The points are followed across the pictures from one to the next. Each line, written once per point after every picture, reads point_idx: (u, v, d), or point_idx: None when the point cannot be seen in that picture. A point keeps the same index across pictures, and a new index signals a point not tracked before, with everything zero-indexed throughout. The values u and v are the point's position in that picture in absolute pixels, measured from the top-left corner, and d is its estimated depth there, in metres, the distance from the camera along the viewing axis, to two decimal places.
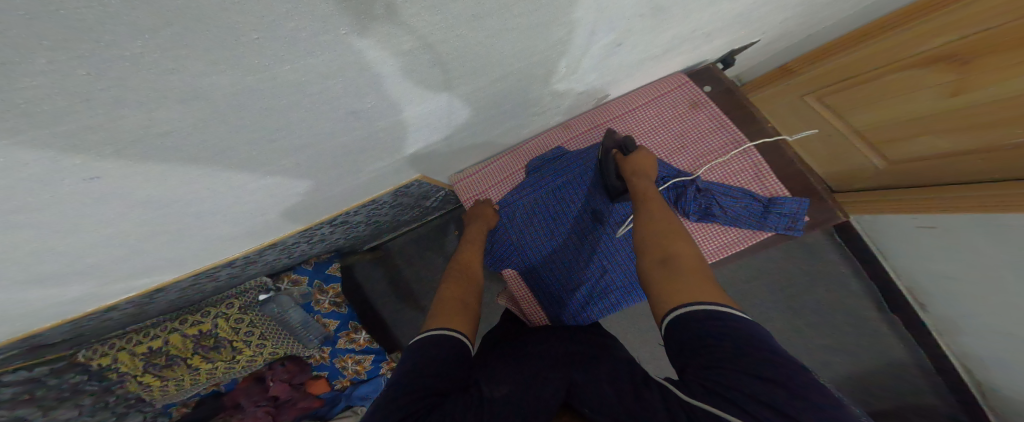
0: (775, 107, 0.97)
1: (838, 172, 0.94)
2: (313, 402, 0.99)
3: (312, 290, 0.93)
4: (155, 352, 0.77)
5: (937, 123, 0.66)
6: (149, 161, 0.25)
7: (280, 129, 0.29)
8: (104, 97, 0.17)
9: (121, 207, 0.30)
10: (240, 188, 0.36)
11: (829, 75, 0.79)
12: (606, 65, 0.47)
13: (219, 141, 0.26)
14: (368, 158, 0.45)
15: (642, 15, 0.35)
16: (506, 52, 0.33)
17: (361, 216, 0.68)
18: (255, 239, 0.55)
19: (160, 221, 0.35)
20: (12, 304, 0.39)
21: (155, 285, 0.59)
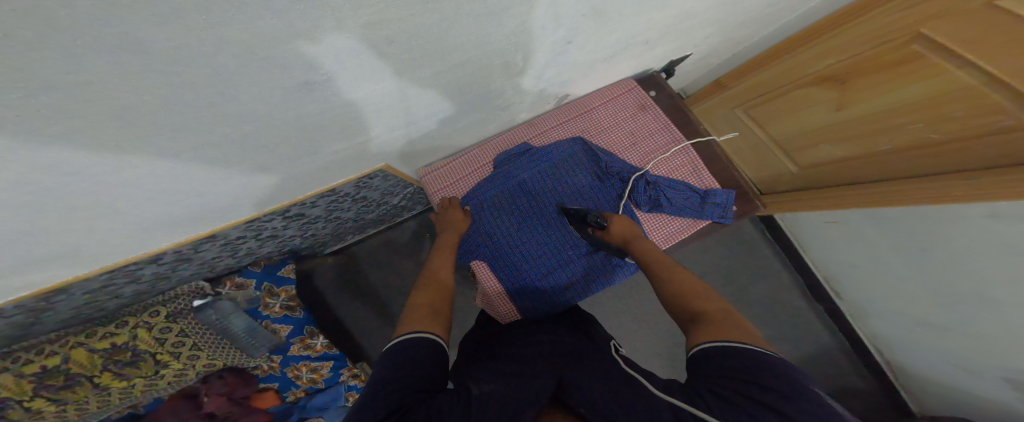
0: (713, 119, 1.10)
1: (761, 177, 1.07)
2: (259, 418, 0.87)
3: (261, 294, 0.86)
4: (51, 372, 0.61)
5: (833, 132, 0.78)
6: (65, 124, 0.23)
7: (224, 97, 0.28)
8: (22, 44, 0.16)
9: (21, 181, 0.26)
10: (173, 162, 0.33)
11: (752, 89, 0.91)
12: (560, 62, 0.51)
13: (154, 103, 0.24)
14: (323, 140, 0.44)
15: (584, 14, 0.39)
16: (461, 38, 0.35)
17: (320, 207, 0.65)
18: (190, 227, 0.50)
19: (68, 200, 0.31)
20: None
21: (60, 283, 0.51)
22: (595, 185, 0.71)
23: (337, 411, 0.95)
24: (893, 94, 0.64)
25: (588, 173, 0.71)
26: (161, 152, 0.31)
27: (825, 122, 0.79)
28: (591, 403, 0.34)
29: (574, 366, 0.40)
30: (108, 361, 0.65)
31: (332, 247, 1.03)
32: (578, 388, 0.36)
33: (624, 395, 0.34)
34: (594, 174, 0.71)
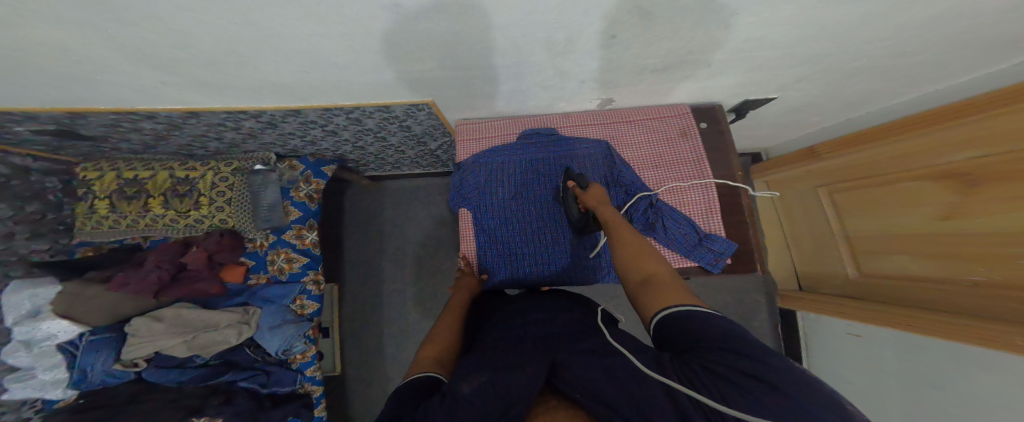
0: (791, 192, 1.12)
1: (819, 274, 1.05)
2: (213, 287, 1.00)
3: (299, 178, 1.04)
4: (136, 180, 1.00)
5: (924, 243, 0.74)
6: (274, 5, 0.43)
7: (348, 10, 0.45)
8: None
9: (242, 27, 0.48)
10: (311, 44, 0.54)
11: (856, 168, 0.89)
12: (603, 56, 0.60)
13: (318, 6, 0.44)
14: (402, 56, 0.59)
15: (630, 11, 0.49)
16: (516, 4, 0.46)
17: (375, 118, 0.82)
18: (294, 96, 0.71)
19: (249, 45, 0.53)
20: (132, 68, 0.58)
21: (197, 109, 0.76)
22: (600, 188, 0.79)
23: (278, 307, 1.03)
24: (1008, 216, 0.58)
25: (598, 175, 0.79)
26: (301, 35, 0.51)
27: (907, 228, 0.77)
28: (584, 390, 0.41)
29: (568, 356, 0.48)
30: (173, 190, 0.99)
31: (373, 171, 1.25)
32: (567, 374, 0.44)
33: (614, 389, 0.39)
34: (604, 178, 0.78)
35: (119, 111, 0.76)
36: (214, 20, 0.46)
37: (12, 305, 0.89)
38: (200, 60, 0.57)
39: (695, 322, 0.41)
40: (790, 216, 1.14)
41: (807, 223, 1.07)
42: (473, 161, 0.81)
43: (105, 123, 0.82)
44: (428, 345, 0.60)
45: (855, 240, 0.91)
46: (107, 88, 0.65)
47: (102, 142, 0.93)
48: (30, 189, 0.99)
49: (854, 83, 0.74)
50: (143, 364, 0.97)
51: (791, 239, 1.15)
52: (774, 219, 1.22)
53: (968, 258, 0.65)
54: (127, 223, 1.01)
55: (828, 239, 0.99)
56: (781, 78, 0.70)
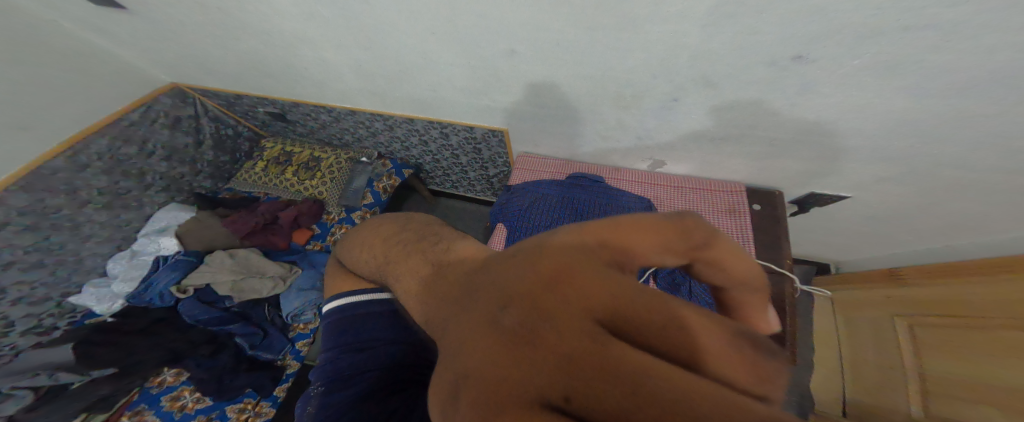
0: (865, 316, 0.92)
1: (863, 410, 0.78)
2: (280, 243, 1.19)
3: (384, 173, 1.28)
4: (289, 154, 1.39)
5: (997, 398, 0.51)
6: (445, 48, 0.73)
7: (481, 54, 0.72)
8: (457, 16, 0.64)
9: (423, 59, 0.79)
10: (444, 75, 0.83)
11: (954, 303, 0.68)
12: (663, 116, 0.73)
13: (463, 49, 0.72)
14: (504, 90, 0.82)
15: (693, 80, 0.62)
16: (596, 59, 0.65)
17: (460, 137, 1.07)
18: (421, 111, 1.01)
19: (414, 70, 0.84)
20: (344, 77, 0.96)
21: (357, 108, 1.11)
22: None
23: (315, 273, 1.15)
24: None
25: None
26: (449, 63, 0.78)
27: (997, 375, 0.53)
28: None
29: None
30: (305, 164, 1.32)
31: (439, 189, 1.49)
32: None
33: None
34: None
35: (318, 104, 1.16)
36: (409, 48, 0.77)
37: (160, 218, 1.22)
38: (382, 77, 0.91)
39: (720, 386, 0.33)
40: (856, 342, 0.92)
41: (880, 356, 0.81)
42: (523, 186, 0.91)
43: (304, 112, 1.23)
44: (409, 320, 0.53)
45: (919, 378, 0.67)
46: (323, 88, 1.05)
47: (287, 125, 1.37)
48: (233, 148, 1.45)
49: (955, 197, 0.69)
50: (190, 292, 1.05)
51: (845, 367, 0.92)
52: (832, 338, 1.02)
53: None
54: (269, 182, 1.35)
55: (894, 373, 0.74)
56: (837, 166, 0.72)
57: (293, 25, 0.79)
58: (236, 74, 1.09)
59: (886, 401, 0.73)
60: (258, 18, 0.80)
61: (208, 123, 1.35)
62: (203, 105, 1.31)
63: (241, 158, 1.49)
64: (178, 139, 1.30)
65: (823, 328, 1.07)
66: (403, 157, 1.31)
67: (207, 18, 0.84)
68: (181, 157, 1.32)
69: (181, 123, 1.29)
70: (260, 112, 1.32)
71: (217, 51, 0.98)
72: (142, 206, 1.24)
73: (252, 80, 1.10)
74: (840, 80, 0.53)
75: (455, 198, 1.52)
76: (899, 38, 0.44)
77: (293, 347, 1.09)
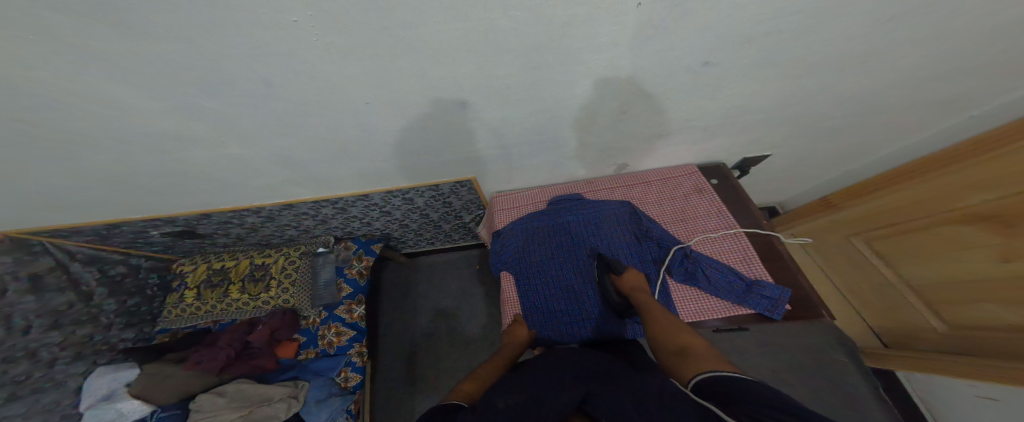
0: (826, 243, 1.11)
1: (898, 329, 0.96)
2: (268, 363, 1.01)
3: (352, 257, 1.17)
4: (220, 270, 1.19)
5: (1001, 288, 0.68)
6: (387, 117, 0.65)
7: (422, 112, 0.65)
8: (394, 84, 0.56)
9: (361, 131, 0.69)
10: (387, 142, 0.74)
11: (875, 216, 0.91)
12: (619, 127, 0.74)
13: (404, 113, 0.65)
14: (458, 142, 0.76)
15: (638, 93, 0.63)
16: (543, 94, 0.62)
17: (425, 197, 1.00)
18: (369, 183, 0.91)
19: (347, 143, 0.73)
20: (265, 172, 0.82)
21: (292, 201, 0.97)
22: (631, 245, 0.82)
23: (325, 380, 1.00)
24: None
25: (627, 233, 0.83)
26: (389, 129, 0.69)
27: (970, 270, 0.74)
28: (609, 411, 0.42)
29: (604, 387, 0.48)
30: (251, 275, 1.15)
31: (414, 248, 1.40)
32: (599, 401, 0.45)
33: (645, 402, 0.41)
34: (634, 235, 0.82)
35: (236, 208, 0.98)
36: (341, 123, 0.66)
37: (95, 388, 0.99)
38: (312, 159, 0.78)
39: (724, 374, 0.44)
40: (835, 264, 1.12)
41: (863, 274, 1.02)
42: (510, 228, 0.88)
43: (217, 221, 1.05)
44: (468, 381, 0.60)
45: (921, 285, 0.86)
46: (246, 189, 0.89)
47: (208, 238, 1.16)
48: (138, 284, 1.19)
49: (857, 128, 0.82)
50: None
51: (847, 293, 1.10)
52: (815, 269, 1.20)
53: None
54: (211, 308, 1.15)
55: (891, 287, 0.94)
56: (771, 131, 0.81)
57: (176, 129, 0.63)
58: (112, 202, 0.86)
59: (910, 317, 0.91)
60: (129, 129, 0.62)
61: (83, 267, 1.07)
62: (62, 249, 1.01)
63: (156, 293, 1.24)
64: (56, 300, 1.02)
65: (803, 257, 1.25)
66: (366, 232, 1.21)
67: (46, 148, 0.64)
68: (73, 318, 1.05)
69: (44, 280, 1.00)
70: (159, 236, 1.10)
71: (80, 182, 0.76)
72: (63, 381, 0.99)
73: (146, 202, 0.90)
74: (766, 66, 0.58)
75: (434, 251, 1.44)
76: (806, 22, 0.49)
77: None
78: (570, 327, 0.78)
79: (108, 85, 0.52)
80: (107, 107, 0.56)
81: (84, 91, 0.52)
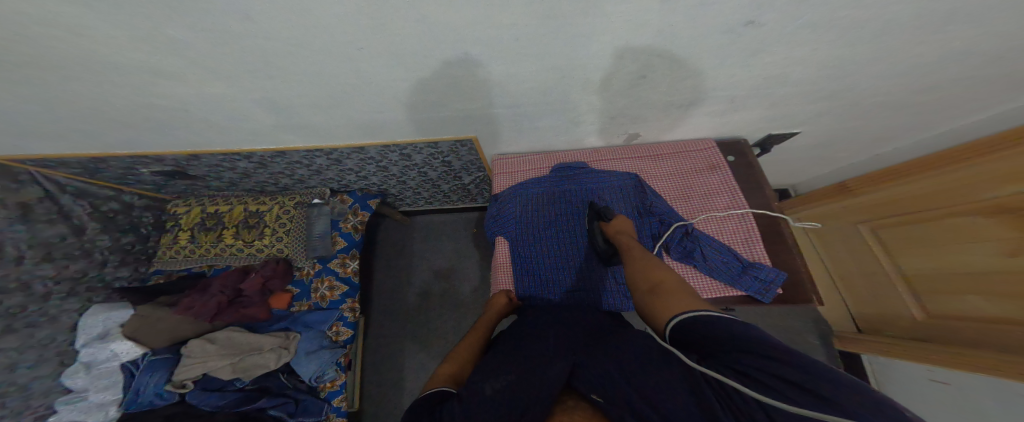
0: (831, 230, 1.09)
1: (887, 318, 0.97)
2: (259, 313, 1.02)
3: (348, 211, 1.15)
4: (214, 215, 1.17)
5: (1000, 282, 0.67)
6: (388, 66, 0.62)
7: (426, 62, 0.61)
8: (401, 29, 0.53)
9: (361, 80, 0.66)
10: (388, 91, 0.70)
11: (883, 204, 0.88)
12: (633, 93, 0.71)
13: (410, 63, 0.61)
14: (462, 97, 0.73)
15: (657, 56, 0.60)
16: (556, 48, 0.58)
17: (424, 155, 0.98)
18: (369, 134, 0.88)
19: (344, 93, 0.70)
20: (258, 115, 0.78)
21: (287, 148, 0.95)
22: (633, 217, 0.81)
23: (316, 332, 1.00)
24: None
25: (630, 205, 0.82)
26: (394, 78, 0.66)
27: (974, 264, 0.71)
28: (599, 386, 0.45)
29: (591, 355, 0.50)
30: (245, 222, 1.13)
31: (411, 208, 1.39)
32: (588, 376, 0.47)
33: (627, 373, 0.43)
34: (636, 208, 0.81)
35: (226, 151, 0.95)
36: (338, 69, 0.62)
37: (89, 325, 1.00)
38: (309, 105, 0.75)
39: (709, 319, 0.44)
40: (835, 251, 1.11)
41: (865, 262, 1.00)
42: (509, 192, 0.87)
43: (209, 163, 1.02)
44: (449, 360, 0.61)
45: (917, 275, 0.85)
46: (241, 133, 0.85)
47: (200, 180, 1.13)
48: (131, 222, 1.18)
49: (880, 111, 0.80)
50: (191, 385, 0.90)
51: (841, 282, 1.11)
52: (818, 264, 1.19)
53: None
54: (204, 251, 1.14)
55: (886, 276, 0.94)
56: (788, 109, 0.78)
57: (161, 64, 0.59)
58: (97, 134, 0.83)
59: (899, 307, 0.92)
60: (110, 57, 0.57)
61: (73, 200, 1.04)
62: (49, 179, 0.99)
63: (150, 233, 1.24)
64: (48, 231, 1.01)
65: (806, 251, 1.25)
66: (362, 187, 1.19)
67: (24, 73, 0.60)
68: (65, 251, 1.03)
69: (35, 209, 0.98)
70: (150, 174, 1.07)
71: (69, 112, 0.73)
72: (58, 316, 0.99)
73: (137, 138, 0.86)
74: (796, 37, 0.55)
75: (431, 213, 1.43)
76: None
77: (333, 405, 0.98)
78: (566, 291, 0.78)
79: (74, 6, 0.46)
80: (77, 32, 0.51)
81: (55, 12, 0.47)
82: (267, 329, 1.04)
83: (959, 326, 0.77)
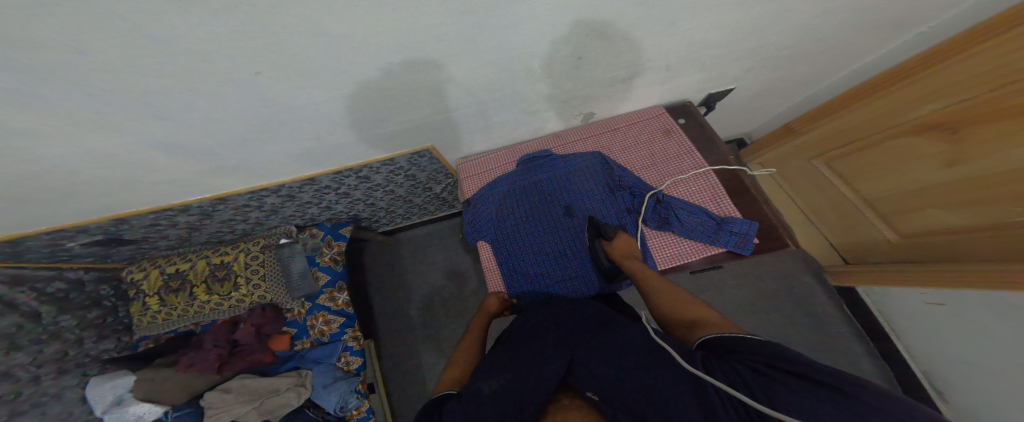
0: (788, 169, 1.19)
1: (855, 244, 1.06)
2: (264, 357, 1.02)
3: (321, 244, 1.08)
4: (176, 275, 1.07)
5: (948, 194, 0.76)
6: (296, 79, 0.51)
7: (342, 70, 0.51)
8: (298, 32, 0.42)
9: (268, 100, 0.54)
10: (310, 109, 0.60)
11: (837, 138, 0.96)
12: (579, 76, 0.65)
13: (323, 71, 0.50)
14: (396, 110, 0.65)
15: (592, 34, 0.54)
16: (485, 44, 0.50)
17: (381, 174, 0.91)
18: (309, 164, 0.79)
19: (258, 121, 0.60)
20: (166, 164, 0.67)
21: (224, 194, 0.84)
22: (607, 197, 0.79)
23: (326, 367, 1.02)
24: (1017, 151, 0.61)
25: (601, 184, 0.79)
26: (308, 99, 0.56)
27: (919, 180, 0.81)
28: (594, 385, 0.45)
29: (584, 349, 0.51)
30: (214, 276, 1.05)
31: (389, 226, 1.33)
32: (584, 375, 0.47)
33: (622, 373, 0.44)
34: (607, 185, 0.79)
35: (155, 208, 0.83)
36: (239, 97, 0.52)
37: (100, 396, 0.95)
38: (221, 143, 0.64)
39: (737, 339, 0.43)
40: (798, 187, 1.19)
41: (823, 195, 1.10)
42: (480, 196, 0.82)
43: (144, 224, 0.90)
44: (451, 367, 0.63)
45: (873, 200, 0.95)
46: (161, 186, 0.74)
47: (144, 243, 1.01)
48: (89, 297, 1.04)
49: (832, 49, 0.77)
50: None
51: (813, 215, 1.18)
52: (783, 196, 1.26)
53: (1002, 201, 0.67)
54: (180, 312, 1.07)
55: (849, 206, 1.02)
56: (740, 62, 0.75)
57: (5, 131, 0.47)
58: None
59: (865, 233, 1.01)
60: None
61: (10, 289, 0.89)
62: None
63: (117, 303, 1.11)
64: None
65: (770, 186, 1.30)
66: (330, 217, 1.11)
67: None
68: (30, 338, 0.93)
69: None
70: (86, 249, 0.95)
71: None
72: (62, 393, 0.95)
73: (39, 217, 0.73)
74: None
75: (410, 226, 1.39)
76: None
77: None
78: (558, 282, 0.78)
79: None
80: None
81: None
82: (277, 370, 1.05)
83: (921, 240, 0.86)
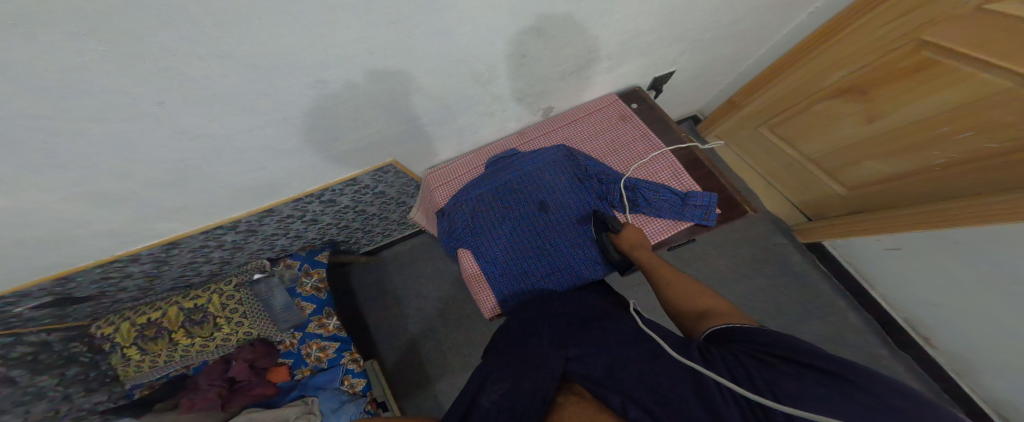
0: (739, 138, 1.26)
1: (807, 201, 1.14)
2: (269, 390, 1.00)
3: (299, 273, 1.06)
4: (150, 323, 0.97)
5: (880, 145, 0.84)
6: (214, 102, 0.45)
7: (270, 88, 0.46)
8: (206, 48, 0.36)
9: (184, 128, 0.47)
10: (239, 137, 0.53)
11: (777, 105, 1.04)
12: (526, 73, 0.67)
13: (247, 90, 0.45)
14: (344, 129, 0.61)
15: (527, 31, 0.55)
16: (426, 50, 0.50)
17: (347, 196, 0.86)
18: (260, 196, 0.73)
19: (180, 156, 0.52)
20: (93, 217, 0.59)
21: (177, 237, 0.76)
22: (575, 188, 0.77)
23: (331, 392, 1.00)
24: (937, 97, 0.68)
25: (568, 177, 0.78)
26: (251, 129, 0.52)
27: (846, 136, 0.91)
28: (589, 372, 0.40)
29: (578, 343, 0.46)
30: (191, 320, 0.97)
31: (371, 245, 1.31)
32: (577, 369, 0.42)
33: (617, 360, 0.40)
34: (574, 176, 0.78)
35: (104, 261, 0.76)
36: (150, 131, 0.45)
37: None
38: (150, 187, 0.57)
39: (742, 329, 0.39)
40: (750, 153, 1.26)
41: (770, 158, 1.18)
42: (452, 205, 0.79)
43: (94, 279, 0.80)
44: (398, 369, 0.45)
45: (816, 159, 1.03)
46: (103, 241, 0.68)
47: (101, 298, 0.90)
48: (63, 356, 0.90)
49: (780, 7, 0.77)
50: None
51: (768, 178, 1.24)
52: (743, 164, 1.31)
53: (925, 146, 0.75)
54: (160, 359, 0.97)
55: (796, 167, 1.10)
56: (683, 38, 0.77)
57: None
58: None
59: (815, 189, 1.08)
60: None
61: None
62: None
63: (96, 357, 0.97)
64: None
65: (731, 156, 1.35)
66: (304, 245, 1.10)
67: None
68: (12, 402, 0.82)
69: None
70: (40, 320, 0.84)
71: None
72: None
73: None
74: None
75: (393, 243, 1.37)
76: None
77: None
78: (545, 280, 0.73)
79: None
80: None
81: None
82: (283, 401, 1.01)
83: (864, 191, 0.94)
